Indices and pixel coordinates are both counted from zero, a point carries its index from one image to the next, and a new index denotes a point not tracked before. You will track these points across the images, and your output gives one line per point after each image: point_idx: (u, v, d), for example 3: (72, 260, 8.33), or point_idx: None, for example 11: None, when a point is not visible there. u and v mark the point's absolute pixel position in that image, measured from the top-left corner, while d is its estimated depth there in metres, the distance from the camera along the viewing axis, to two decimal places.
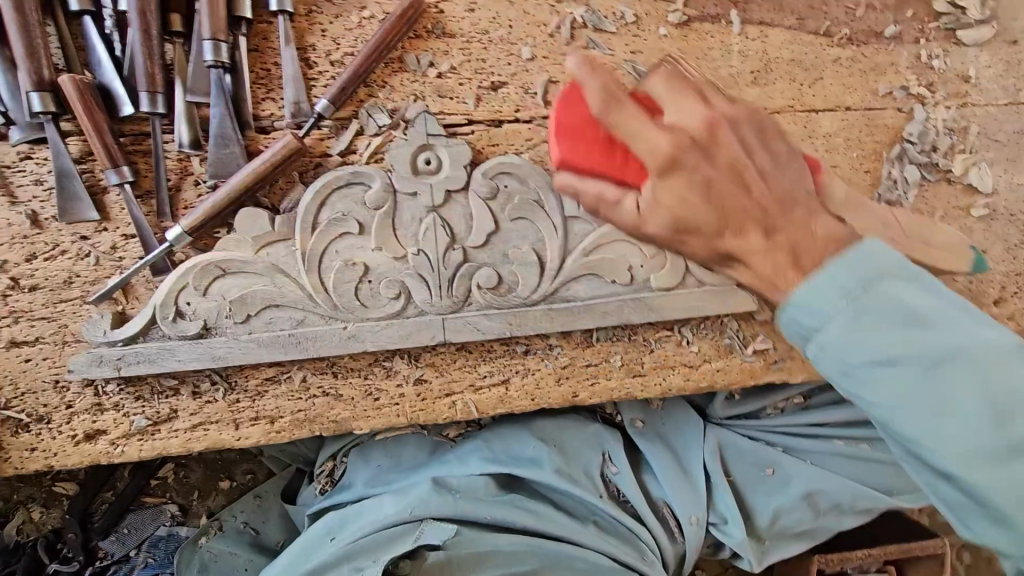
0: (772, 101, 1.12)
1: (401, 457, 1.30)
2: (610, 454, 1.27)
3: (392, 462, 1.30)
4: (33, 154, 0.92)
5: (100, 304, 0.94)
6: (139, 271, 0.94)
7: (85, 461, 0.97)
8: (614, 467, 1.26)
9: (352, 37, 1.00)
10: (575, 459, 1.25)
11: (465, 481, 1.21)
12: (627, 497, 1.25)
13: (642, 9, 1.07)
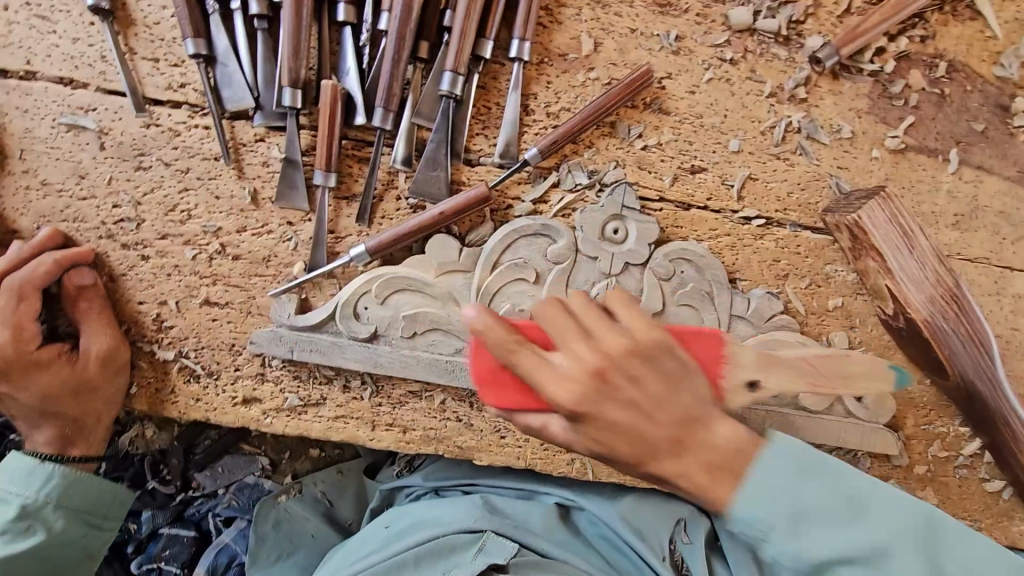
0: (967, 249, 1.08)
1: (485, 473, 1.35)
2: (683, 524, 1.25)
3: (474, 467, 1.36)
4: (267, 138, 1.00)
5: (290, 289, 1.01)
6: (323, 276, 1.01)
7: (237, 422, 1.06)
8: (685, 537, 1.23)
9: (573, 94, 1.01)
10: (639, 522, 1.23)
11: (527, 514, 1.25)
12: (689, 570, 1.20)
13: (861, 127, 1.04)
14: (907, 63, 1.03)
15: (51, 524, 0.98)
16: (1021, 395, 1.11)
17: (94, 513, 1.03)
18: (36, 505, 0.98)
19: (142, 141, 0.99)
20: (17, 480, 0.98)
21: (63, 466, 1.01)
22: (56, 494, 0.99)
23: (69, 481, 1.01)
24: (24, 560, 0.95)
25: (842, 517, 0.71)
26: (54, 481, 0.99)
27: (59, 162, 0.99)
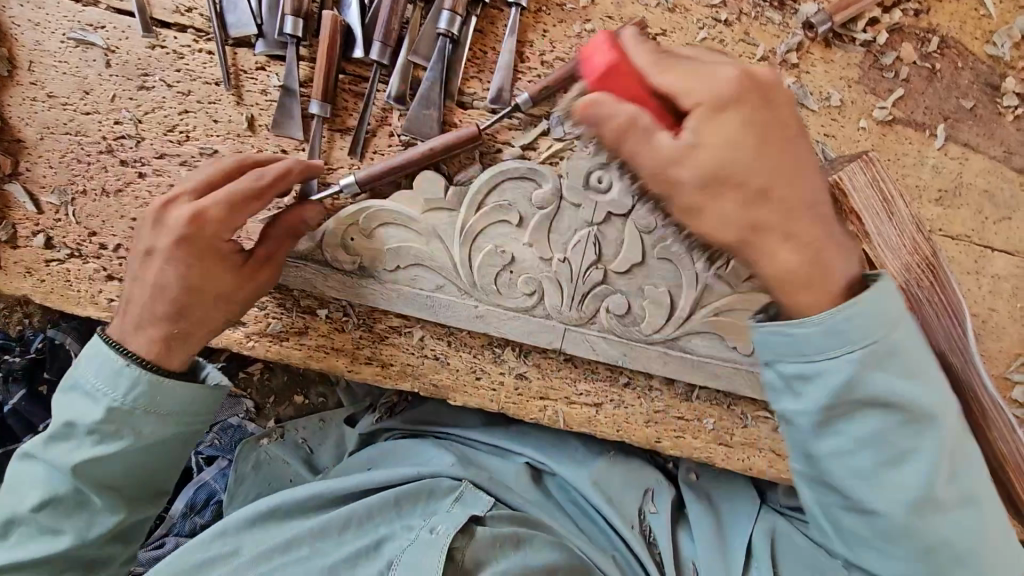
0: (949, 225, 1.09)
1: (463, 423, 1.38)
2: (651, 494, 1.26)
3: (452, 419, 1.39)
4: (268, 67, 1.03)
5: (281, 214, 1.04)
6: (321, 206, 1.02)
7: (220, 343, 1.09)
8: (653, 506, 1.24)
9: (569, 45, 1.04)
10: (609, 488, 1.23)
11: (501, 466, 1.27)
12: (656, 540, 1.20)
13: (849, 96, 1.06)
14: (899, 35, 1.05)
15: (150, 435, 0.92)
16: (995, 376, 1.12)
17: (178, 420, 0.94)
18: (122, 410, 0.90)
19: (147, 61, 1.02)
20: (107, 380, 0.90)
21: (147, 372, 0.91)
22: (139, 400, 0.90)
23: (154, 389, 0.91)
24: (111, 462, 0.90)
25: (896, 446, 0.81)
26: (140, 389, 0.90)
27: (66, 76, 1.02)
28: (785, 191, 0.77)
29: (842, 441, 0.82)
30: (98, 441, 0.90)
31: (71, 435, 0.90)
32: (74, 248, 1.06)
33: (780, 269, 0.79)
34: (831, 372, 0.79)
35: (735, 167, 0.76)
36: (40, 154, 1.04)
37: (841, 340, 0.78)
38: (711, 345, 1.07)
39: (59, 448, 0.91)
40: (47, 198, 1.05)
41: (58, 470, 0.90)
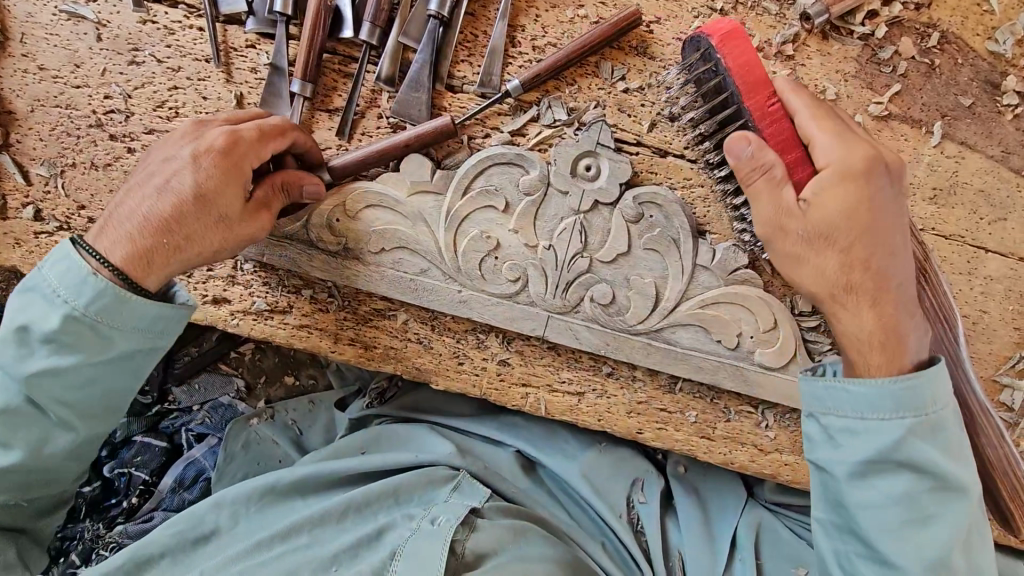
0: (942, 224, 1.07)
1: (450, 408, 1.37)
2: (641, 485, 1.25)
3: (441, 404, 1.37)
4: (258, 45, 1.02)
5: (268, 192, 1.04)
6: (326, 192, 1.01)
7: (206, 320, 1.10)
8: (642, 497, 1.24)
9: (561, 30, 1.03)
10: (595, 480, 1.23)
11: (491, 455, 1.27)
12: (644, 530, 1.21)
13: (845, 90, 1.04)
14: (898, 29, 1.02)
15: (111, 351, 0.90)
16: (983, 378, 1.10)
17: (145, 335, 0.92)
18: (81, 321, 0.87)
19: (137, 36, 1.02)
20: (67, 288, 0.87)
21: (114, 284, 0.88)
22: (98, 313, 0.87)
23: (117, 305, 0.88)
24: (67, 375, 0.88)
25: (925, 509, 0.85)
26: (104, 301, 0.87)
27: (57, 49, 1.03)
28: (892, 272, 0.91)
29: (868, 492, 0.87)
30: (55, 352, 0.88)
31: (29, 344, 0.88)
32: (63, 221, 1.07)
33: (847, 320, 0.92)
34: (868, 435, 0.87)
35: (841, 224, 0.88)
36: (30, 126, 1.05)
37: (876, 406, 0.87)
38: (695, 338, 1.06)
39: (12, 353, 0.88)
40: (36, 170, 1.06)
41: (12, 377, 0.88)
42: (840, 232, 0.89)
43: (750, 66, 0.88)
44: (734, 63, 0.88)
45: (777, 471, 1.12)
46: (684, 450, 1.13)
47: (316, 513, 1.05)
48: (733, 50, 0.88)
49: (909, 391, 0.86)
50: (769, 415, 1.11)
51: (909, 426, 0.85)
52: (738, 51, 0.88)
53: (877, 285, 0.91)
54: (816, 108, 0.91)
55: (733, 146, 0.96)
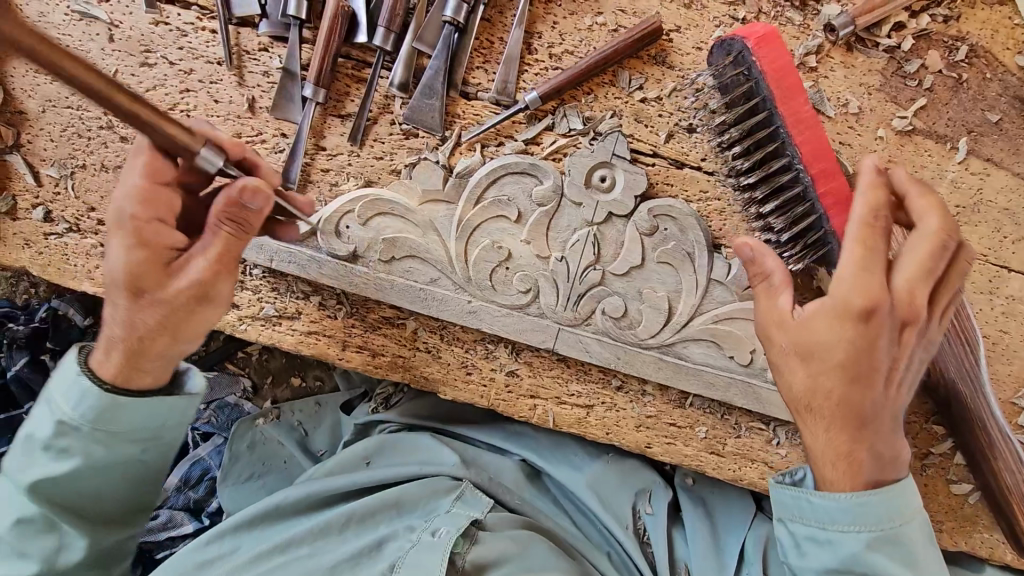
0: (965, 242, 1.04)
1: (457, 414, 1.36)
2: (649, 496, 1.24)
3: (447, 411, 1.36)
4: (271, 48, 1.01)
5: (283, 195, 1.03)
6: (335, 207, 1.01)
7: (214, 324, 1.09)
8: (649, 507, 1.23)
9: (579, 38, 1.01)
10: (601, 493, 1.22)
11: (496, 465, 1.26)
12: (650, 541, 1.20)
13: (869, 103, 1.01)
14: (926, 42, 1.00)
15: (106, 448, 0.86)
16: (1002, 400, 1.08)
17: (143, 437, 0.88)
18: (76, 425, 0.85)
19: (150, 38, 1.01)
20: (63, 392, 0.85)
21: (103, 392, 0.84)
22: (96, 412, 0.85)
23: (107, 409, 0.85)
24: (68, 482, 0.86)
25: None
26: (90, 404, 0.84)
27: (69, 50, 1.02)
28: (875, 405, 0.80)
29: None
30: (57, 455, 0.85)
31: (33, 449, 0.86)
32: (73, 223, 1.06)
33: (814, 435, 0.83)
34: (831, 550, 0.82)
35: (829, 342, 0.79)
36: (41, 127, 1.04)
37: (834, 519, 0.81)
38: (707, 353, 1.04)
39: (16, 463, 0.87)
40: (46, 171, 1.05)
41: (18, 488, 0.86)
42: (812, 357, 0.80)
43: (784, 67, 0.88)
44: (769, 66, 0.87)
45: None
46: (693, 466, 1.12)
47: (316, 525, 1.04)
48: (767, 52, 0.87)
49: (872, 501, 0.80)
50: (780, 433, 1.09)
51: (871, 538, 0.79)
52: (772, 54, 0.87)
53: (854, 419, 0.80)
54: (863, 228, 0.79)
55: (764, 154, 0.93)
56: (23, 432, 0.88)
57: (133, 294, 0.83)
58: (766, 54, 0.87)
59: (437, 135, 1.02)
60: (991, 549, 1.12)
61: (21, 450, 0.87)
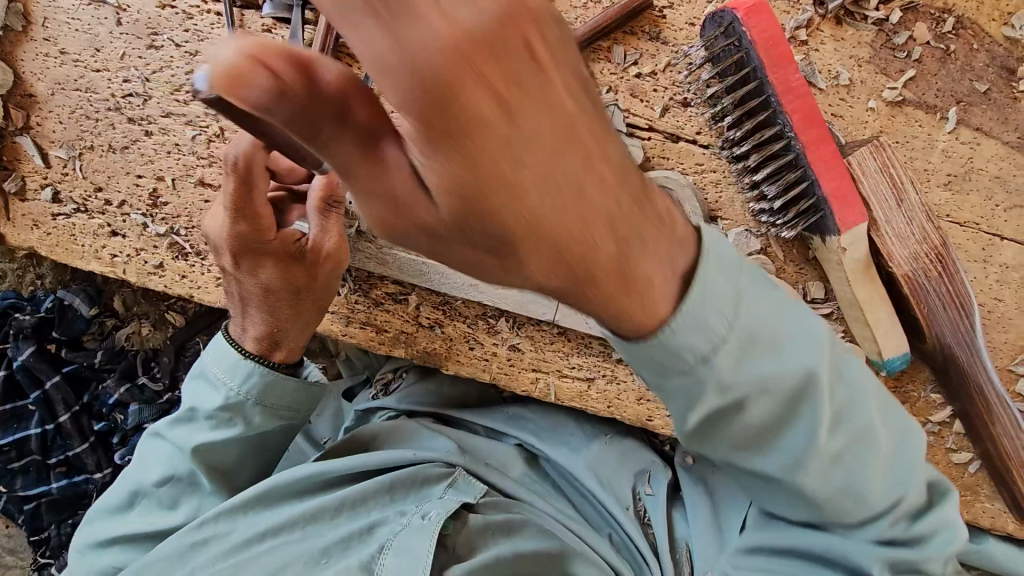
0: (957, 211, 1.05)
1: (459, 394, 1.38)
2: (648, 476, 1.23)
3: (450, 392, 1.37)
4: (274, 30, 1.03)
5: None
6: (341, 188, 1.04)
7: (219, 302, 1.09)
8: (649, 488, 1.22)
9: (574, 15, 1.03)
10: (604, 471, 1.22)
11: (496, 454, 1.26)
12: (652, 523, 1.16)
13: (859, 76, 1.03)
14: (914, 14, 1.02)
15: (257, 424, 1.03)
16: (1000, 368, 1.08)
17: (289, 414, 1.05)
18: (240, 402, 1.01)
19: (156, 21, 1.04)
20: (227, 371, 1.01)
21: (261, 366, 1.01)
22: (256, 392, 1.01)
23: (268, 383, 1.01)
24: (220, 448, 1.02)
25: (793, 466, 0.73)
26: (253, 380, 1.01)
27: (78, 33, 1.04)
28: (607, 197, 0.51)
29: (716, 385, 0.65)
30: (214, 426, 1.01)
31: (195, 417, 1.03)
32: (81, 203, 1.08)
33: (626, 310, 0.59)
34: (677, 334, 0.62)
35: (471, 146, 0.42)
36: (50, 110, 1.06)
37: (723, 258, 0.64)
38: None
39: (178, 431, 1.04)
40: (55, 153, 1.07)
41: (178, 450, 1.03)
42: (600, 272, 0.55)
43: (777, 37, 0.89)
44: (760, 36, 0.89)
45: None
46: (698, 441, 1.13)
47: (313, 506, 1.03)
48: (762, 21, 0.89)
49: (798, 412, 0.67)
50: None
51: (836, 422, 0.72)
52: (764, 23, 0.89)
53: (620, 267, 0.56)
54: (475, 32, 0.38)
55: (756, 122, 0.95)
56: (186, 404, 1.04)
57: (295, 295, 1.01)
58: (757, 23, 0.89)
59: None
60: (992, 517, 1.12)
61: (183, 418, 1.04)
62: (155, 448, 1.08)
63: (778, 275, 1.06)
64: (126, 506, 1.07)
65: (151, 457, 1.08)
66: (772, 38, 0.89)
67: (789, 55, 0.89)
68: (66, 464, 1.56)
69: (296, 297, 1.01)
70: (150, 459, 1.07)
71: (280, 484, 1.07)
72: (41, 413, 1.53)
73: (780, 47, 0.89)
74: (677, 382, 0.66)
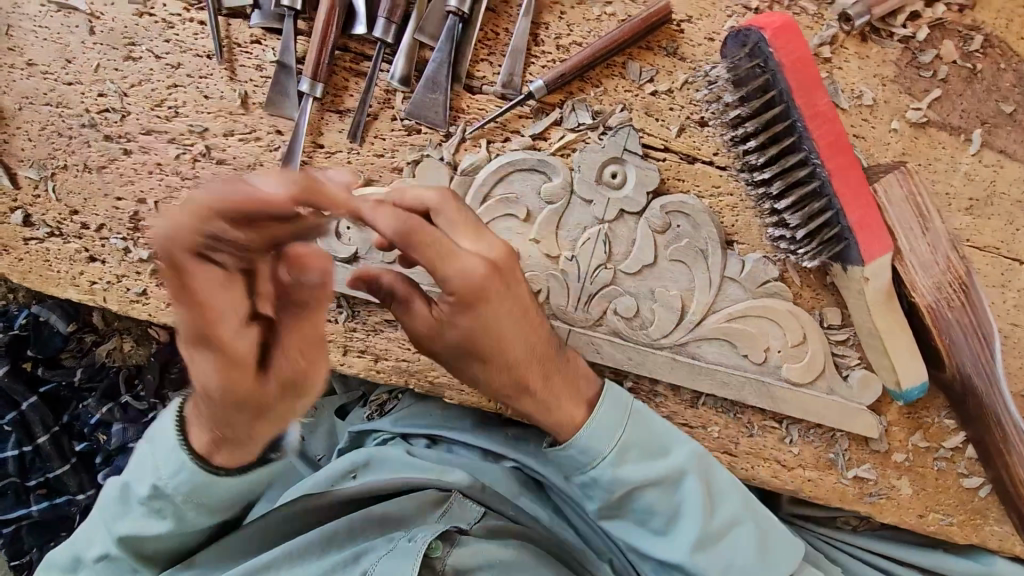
0: (979, 236, 1.02)
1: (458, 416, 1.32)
2: None
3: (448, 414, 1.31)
4: (263, 41, 0.96)
5: None
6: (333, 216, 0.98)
7: None
8: None
9: (587, 28, 0.97)
10: None
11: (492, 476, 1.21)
12: None
13: (883, 95, 0.99)
14: (941, 32, 0.98)
15: (188, 519, 0.89)
16: (1016, 393, 1.05)
17: (224, 503, 0.87)
18: (164, 491, 0.84)
19: (134, 30, 0.96)
20: (158, 461, 0.82)
21: (198, 468, 0.81)
22: (184, 489, 0.83)
23: (200, 482, 0.82)
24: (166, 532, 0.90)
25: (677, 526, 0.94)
26: (181, 477, 0.82)
27: (46, 43, 0.96)
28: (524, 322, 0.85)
29: (613, 482, 0.92)
30: (149, 512, 0.88)
31: (131, 503, 0.89)
32: (54, 227, 1.00)
33: (554, 419, 0.92)
34: (603, 450, 0.92)
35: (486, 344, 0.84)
36: (17, 126, 0.98)
37: (675, 437, 0.95)
38: (721, 353, 1.01)
39: (117, 512, 0.90)
40: (24, 173, 0.99)
41: (117, 533, 0.91)
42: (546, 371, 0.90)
43: (805, 59, 0.85)
44: (787, 58, 0.85)
45: (799, 488, 1.07)
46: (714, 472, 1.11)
47: (299, 542, 1.04)
48: (789, 42, 0.84)
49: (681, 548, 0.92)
50: (794, 431, 1.06)
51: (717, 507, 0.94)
52: (792, 44, 0.85)
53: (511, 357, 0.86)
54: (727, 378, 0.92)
55: (781, 148, 0.90)
56: (121, 482, 0.89)
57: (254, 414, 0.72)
58: (783, 44, 0.84)
59: (441, 130, 0.98)
60: (1002, 540, 1.10)
61: (117, 504, 0.90)
62: (101, 515, 0.95)
63: (795, 301, 1.00)
64: (77, 563, 0.98)
65: (98, 524, 0.96)
66: (800, 62, 0.85)
67: (817, 77, 0.86)
68: (47, 486, 1.47)
69: (237, 406, 0.70)
70: (94, 528, 0.96)
71: (271, 518, 1.07)
72: (18, 434, 1.44)
73: (808, 68, 0.85)
74: (594, 483, 0.93)
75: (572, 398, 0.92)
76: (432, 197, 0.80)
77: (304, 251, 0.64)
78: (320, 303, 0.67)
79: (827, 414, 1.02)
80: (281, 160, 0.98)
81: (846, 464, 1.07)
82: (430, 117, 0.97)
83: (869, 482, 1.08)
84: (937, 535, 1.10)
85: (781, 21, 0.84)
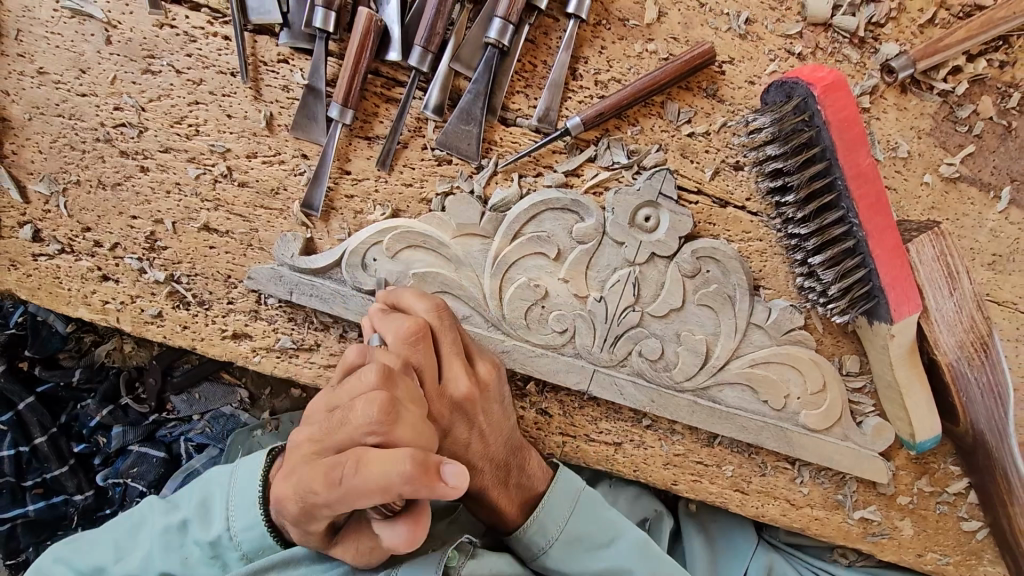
0: (999, 291, 0.99)
1: None
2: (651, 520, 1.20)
3: None
4: (291, 60, 0.92)
5: (316, 221, 0.96)
6: (358, 246, 0.95)
7: (225, 357, 1.00)
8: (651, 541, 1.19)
9: (627, 65, 0.94)
10: None
11: None
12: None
13: (917, 148, 0.98)
14: (980, 87, 0.96)
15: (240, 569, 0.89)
16: None
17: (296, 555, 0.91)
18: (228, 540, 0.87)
19: (153, 41, 0.91)
20: (238, 511, 0.87)
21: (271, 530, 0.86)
22: (247, 549, 0.87)
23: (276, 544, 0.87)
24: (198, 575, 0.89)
25: None
26: (253, 536, 0.86)
27: (59, 50, 0.91)
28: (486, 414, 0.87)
29: (554, 570, 0.92)
30: (198, 557, 0.88)
31: (188, 542, 0.88)
32: (66, 243, 0.97)
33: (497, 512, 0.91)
34: (544, 541, 0.91)
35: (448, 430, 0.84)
36: (27, 137, 0.94)
37: (620, 523, 0.94)
38: (741, 397, 1.02)
39: (159, 539, 0.88)
40: (34, 186, 0.95)
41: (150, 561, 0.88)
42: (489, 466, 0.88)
43: (851, 116, 0.85)
44: (834, 116, 0.84)
45: (806, 525, 1.10)
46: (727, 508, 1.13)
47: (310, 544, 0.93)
48: (838, 99, 0.84)
49: None
50: (805, 472, 1.08)
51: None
52: (839, 100, 0.84)
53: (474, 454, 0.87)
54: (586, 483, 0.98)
55: (819, 203, 0.89)
56: (179, 515, 0.89)
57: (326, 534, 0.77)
58: (831, 99, 0.84)
59: (473, 163, 0.95)
60: None
61: (172, 535, 0.88)
62: (136, 532, 0.92)
63: (817, 348, 1.01)
64: (78, 573, 0.90)
65: (131, 540, 0.91)
66: (846, 120, 0.84)
67: (863, 134, 0.86)
68: (44, 486, 1.43)
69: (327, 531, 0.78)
70: (124, 544, 0.91)
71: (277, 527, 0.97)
72: (14, 434, 1.39)
73: (852, 125, 0.85)
74: (539, 567, 0.94)
75: (516, 503, 0.91)
76: (422, 309, 0.83)
77: (415, 484, 0.60)
78: (348, 495, 0.63)
79: (837, 456, 1.04)
80: (306, 187, 0.94)
81: (853, 505, 1.09)
82: (463, 150, 0.94)
83: (873, 522, 1.10)
84: (933, 573, 1.12)
85: (829, 75, 0.84)
